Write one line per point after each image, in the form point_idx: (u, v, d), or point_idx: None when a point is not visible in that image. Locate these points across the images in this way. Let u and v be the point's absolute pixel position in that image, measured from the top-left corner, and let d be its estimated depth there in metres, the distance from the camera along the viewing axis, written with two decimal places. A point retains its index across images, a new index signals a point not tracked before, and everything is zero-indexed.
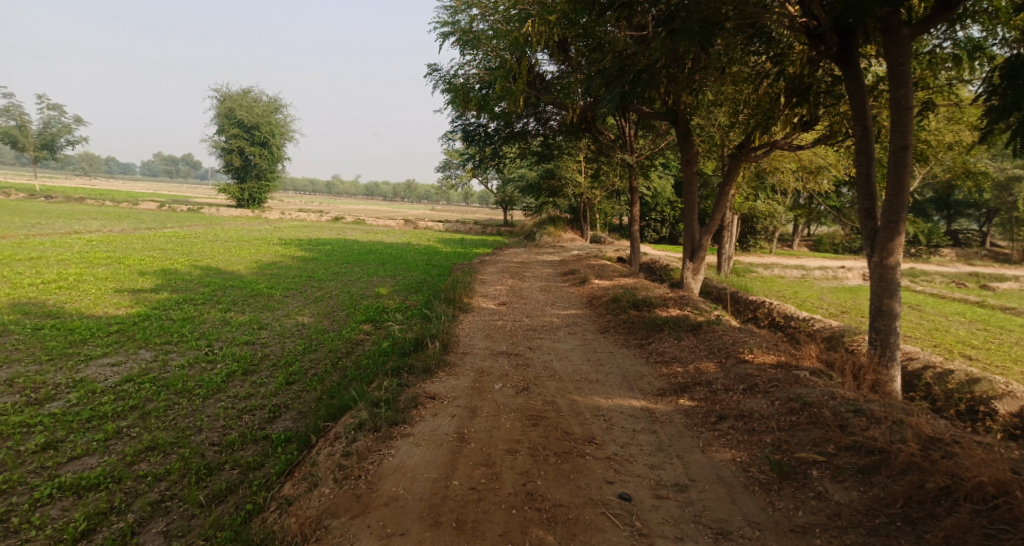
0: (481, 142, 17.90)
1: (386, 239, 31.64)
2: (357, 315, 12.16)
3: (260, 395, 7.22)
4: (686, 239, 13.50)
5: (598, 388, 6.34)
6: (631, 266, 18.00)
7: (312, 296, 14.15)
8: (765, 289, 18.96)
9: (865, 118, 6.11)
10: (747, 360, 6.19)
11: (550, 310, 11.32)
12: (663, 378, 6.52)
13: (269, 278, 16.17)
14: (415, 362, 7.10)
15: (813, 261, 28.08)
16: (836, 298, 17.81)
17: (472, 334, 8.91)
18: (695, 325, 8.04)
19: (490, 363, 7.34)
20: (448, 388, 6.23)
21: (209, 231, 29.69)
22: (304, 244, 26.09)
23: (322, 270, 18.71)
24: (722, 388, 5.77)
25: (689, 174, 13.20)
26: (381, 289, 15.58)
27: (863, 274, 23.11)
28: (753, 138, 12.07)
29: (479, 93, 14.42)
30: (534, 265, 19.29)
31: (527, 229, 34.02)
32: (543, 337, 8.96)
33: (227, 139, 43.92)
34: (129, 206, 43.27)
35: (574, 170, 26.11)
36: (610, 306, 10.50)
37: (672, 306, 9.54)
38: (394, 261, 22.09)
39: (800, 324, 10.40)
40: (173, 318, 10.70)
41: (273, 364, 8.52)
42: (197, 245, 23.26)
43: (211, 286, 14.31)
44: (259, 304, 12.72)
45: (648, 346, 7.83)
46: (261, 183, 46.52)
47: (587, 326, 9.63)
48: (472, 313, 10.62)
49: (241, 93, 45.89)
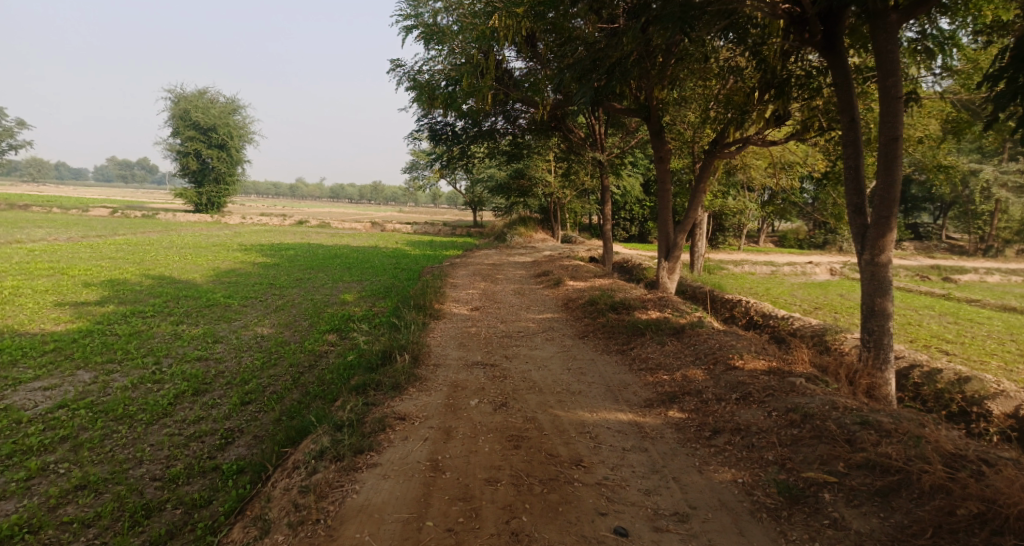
0: (449, 141, 17.33)
1: (352, 243, 30.71)
2: (321, 325, 11.46)
3: (212, 418, 6.47)
4: (660, 238, 13.25)
5: (581, 401, 5.91)
6: (605, 266, 17.72)
7: (273, 305, 13.35)
8: (738, 286, 18.95)
9: (852, 109, 5.91)
10: (736, 365, 5.87)
11: (525, 314, 10.86)
12: (649, 387, 6.14)
13: (227, 287, 15.24)
14: (383, 377, 6.55)
15: (781, 257, 28.41)
16: (808, 293, 17.92)
17: (444, 343, 8.38)
18: (677, 328, 7.70)
19: (463, 375, 6.84)
20: (419, 406, 5.71)
21: (165, 238, 28.25)
22: (266, 250, 25.01)
23: (284, 277, 17.84)
24: (712, 398, 5.43)
25: (663, 172, 12.94)
26: (347, 296, 14.87)
27: (831, 269, 23.46)
28: (727, 133, 11.86)
29: (446, 90, 13.84)
30: (506, 266, 18.82)
31: (497, 231, 33.53)
32: (520, 344, 8.50)
33: (182, 141, 42.11)
34: (77, 212, 41.03)
35: (544, 169, 25.77)
36: (588, 309, 10.12)
37: (652, 307, 9.20)
38: (361, 266, 21.30)
39: (780, 323, 10.22)
40: (117, 333, 9.83)
41: (227, 381, 7.79)
42: (150, 253, 21.98)
43: (162, 297, 13.37)
44: (214, 315, 11.89)
45: (629, 351, 7.47)
46: (220, 187, 44.80)
47: (564, 331, 9.20)
48: (444, 320, 10.08)
49: (196, 93, 44.08)
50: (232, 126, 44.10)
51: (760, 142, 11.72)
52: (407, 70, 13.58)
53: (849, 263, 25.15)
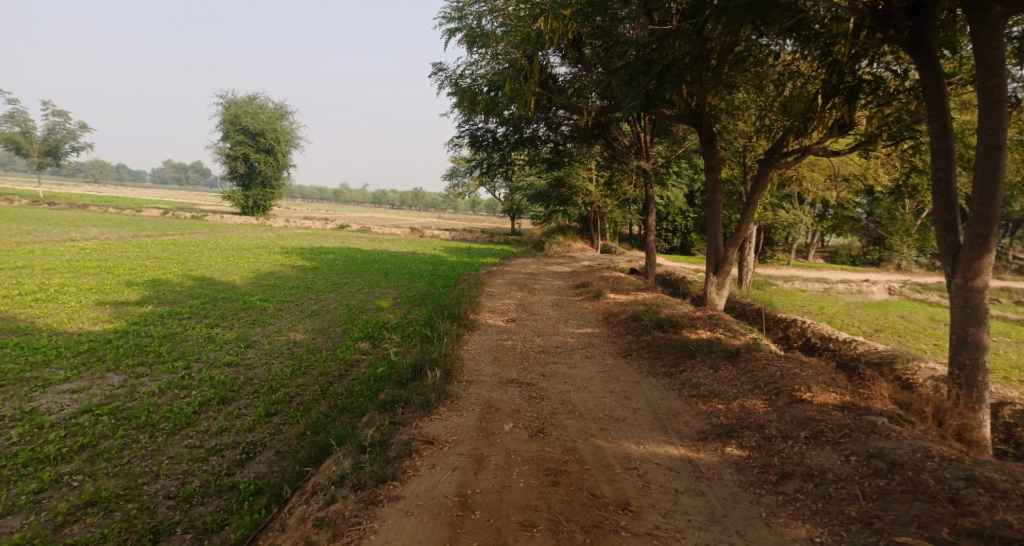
0: (489, 148, 17.06)
1: (390, 248, 30.85)
2: (354, 332, 11.26)
3: (234, 430, 6.28)
4: (709, 251, 12.60)
5: (626, 430, 5.39)
6: (646, 279, 17.06)
7: (308, 309, 13.29)
8: (789, 303, 17.94)
9: (944, 113, 5.17)
10: (804, 399, 5.20)
11: (564, 328, 10.36)
12: (701, 418, 5.56)
13: (265, 290, 15.34)
14: (413, 393, 6.17)
15: (835, 273, 26.92)
16: (866, 314, 16.77)
17: (478, 357, 7.97)
18: (731, 351, 7.04)
19: (498, 394, 6.40)
20: (449, 429, 5.30)
21: (211, 239, 29.01)
22: (306, 253, 25.33)
23: (321, 281, 17.90)
24: (778, 435, 4.80)
25: (713, 181, 12.26)
26: (382, 302, 14.70)
27: (890, 288, 22.03)
28: (785, 141, 11.09)
29: (487, 95, 13.53)
30: (544, 276, 18.39)
31: (535, 239, 33.11)
32: (558, 361, 8.00)
33: (232, 146, 43.44)
34: (132, 213, 42.79)
35: (585, 177, 25.25)
36: (630, 326, 9.56)
37: (702, 326, 8.56)
38: (398, 271, 21.24)
39: (841, 347, 9.45)
40: (152, 335, 9.86)
41: (255, 390, 7.61)
42: (195, 254, 22.48)
43: (201, 298, 13.48)
44: (249, 318, 11.85)
45: (678, 376, 6.86)
46: (265, 190, 45.99)
47: (606, 349, 8.64)
48: (479, 332, 9.69)
49: (246, 99, 45.45)
50: (279, 132, 45.23)
51: (821, 151, 10.90)
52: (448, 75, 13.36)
53: (909, 282, 23.60)
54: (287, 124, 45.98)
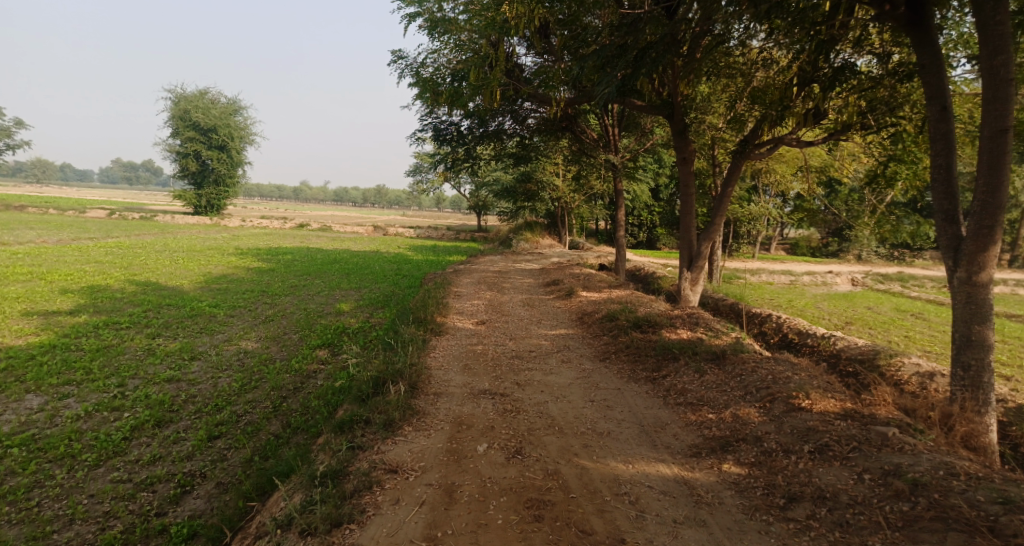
0: (453, 142, 16.38)
1: (353, 248, 29.77)
2: (312, 339, 10.45)
3: (169, 459, 5.48)
4: (682, 246, 12.29)
5: (611, 446, 4.89)
6: (617, 275, 16.73)
7: (262, 315, 12.39)
8: (758, 296, 17.91)
9: (944, 96, 4.91)
10: (801, 407, 4.79)
11: (537, 329, 9.83)
12: (692, 429, 5.11)
13: (216, 295, 14.30)
14: (374, 410, 5.53)
15: (798, 265, 27.25)
16: (833, 306, 16.84)
17: (446, 366, 7.36)
18: (716, 353, 6.64)
19: (469, 407, 5.83)
20: (416, 454, 4.69)
21: (160, 240, 27.37)
22: (262, 254, 24.11)
23: (278, 283, 16.90)
24: (778, 449, 4.38)
25: (686, 174, 11.94)
26: (343, 305, 13.87)
27: (852, 280, 22.34)
28: (759, 132, 10.82)
29: (450, 85, 12.87)
30: (513, 274, 17.86)
31: (502, 236, 32.56)
32: (532, 367, 7.47)
33: (182, 142, 41.34)
34: (74, 213, 40.29)
35: (552, 172, 24.81)
36: (606, 326, 9.13)
37: (682, 326, 8.16)
38: (360, 271, 20.36)
39: (820, 343, 9.23)
40: (82, 348, 8.86)
41: (196, 409, 6.76)
42: (140, 256, 21.02)
43: (143, 305, 12.40)
44: (196, 327, 10.89)
45: (662, 381, 6.41)
46: (219, 189, 43.94)
47: (582, 352, 8.15)
48: (447, 337, 9.06)
49: (197, 94, 43.36)
50: (232, 127, 43.33)
51: (794, 143, 10.68)
52: (409, 64, 12.62)
53: (870, 273, 24.02)
54: (241, 119, 44.11)
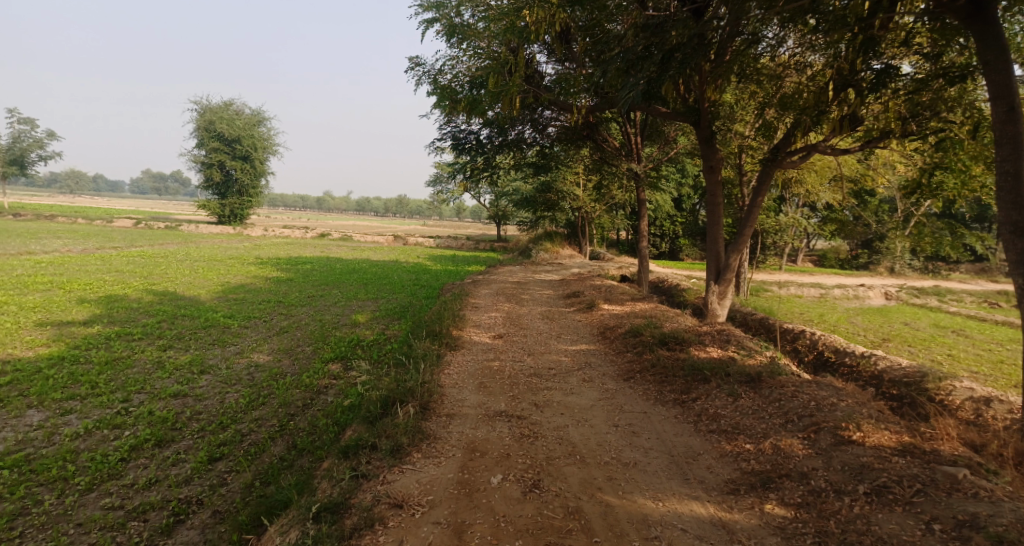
0: (472, 151, 16.15)
1: (372, 257, 29.73)
2: (325, 352, 10.19)
3: (165, 484, 5.23)
4: (709, 258, 11.79)
5: (638, 479, 4.45)
6: (639, 287, 16.23)
7: (276, 326, 12.20)
8: (787, 310, 17.24)
9: (1011, 95, 4.55)
10: (853, 440, 4.28)
11: (557, 344, 9.40)
12: (727, 461, 4.63)
13: (232, 305, 14.19)
14: (382, 433, 5.18)
15: (828, 277, 26.29)
16: (868, 321, 16.06)
17: (460, 384, 6.98)
18: (751, 374, 6.14)
19: (483, 431, 5.44)
20: (424, 486, 4.32)
21: (182, 250, 27.65)
22: (282, 264, 24.14)
23: (295, 293, 16.78)
24: (828, 489, 3.88)
25: (713, 182, 11.47)
26: (358, 316, 13.63)
27: (886, 293, 21.41)
28: (791, 138, 10.31)
29: (469, 93, 12.66)
30: (532, 285, 17.50)
31: (521, 246, 32.21)
32: (551, 386, 7.04)
33: (207, 153, 42.04)
34: (102, 223, 41.16)
35: (572, 182, 24.44)
36: (629, 342, 8.70)
37: (711, 343, 7.68)
38: (378, 282, 20.19)
39: (859, 362, 8.64)
40: (91, 361, 8.71)
41: (199, 428, 6.51)
42: (161, 265, 21.18)
43: (158, 315, 12.32)
44: (209, 338, 10.72)
45: (692, 405, 5.93)
46: (242, 198, 44.49)
47: (604, 370, 7.70)
48: (462, 352, 8.70)
49: (222, 106, 44.15)
50: (256, 138, 43.95)
51: (828, 150, 10.14)
52: (426, 72, 12.43)
53: (905, 286, 23.02)
54: (265, 130, 44.74)
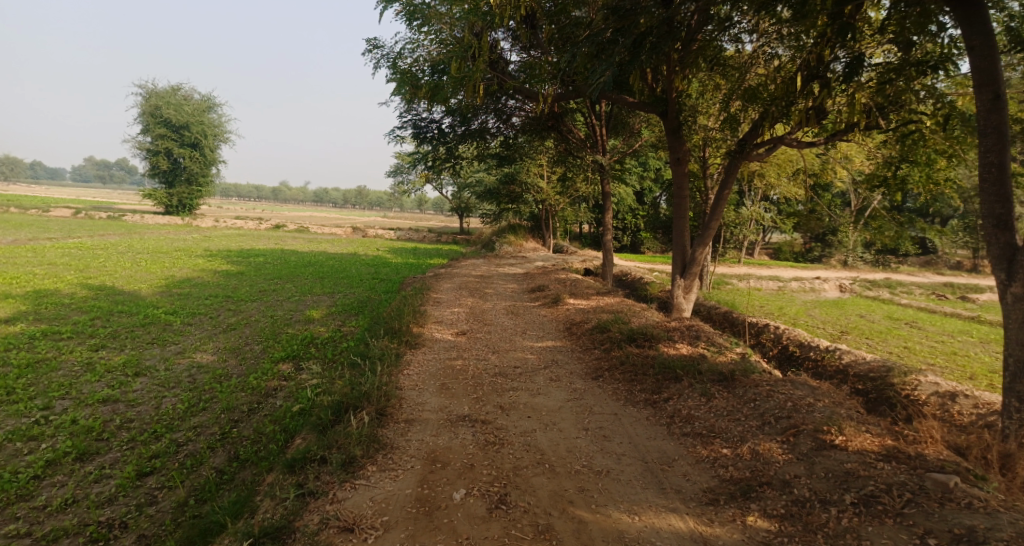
0: (434, 140, 15.60)
1: (330, 249, 28.70)
2: (276, 351, 9.54)
3: (83, 504, 4.61)
4: (675, 252, 11.67)
5: (611, 490, 4.15)
6: (604, 281, 16.07)
7: (224, 323, 11.43)
8: (749, 303, 17.44)
9: (996, 83, 4.52)
10: (835, 445, 4.10)
11: (523, 341, 9.05)
12: (704, 468, 4.39)
13: (175, 300, 13.26)
14: (332, 444, 4.71)
15: (785, 271, 26.88)
16: (825, 314, 16.38)
17: (420, 386, 6.56)
18: (723, 373, 5.94)
19: (444, 439, 5.04)
20: (379, 505, 3.89)
21: (124, 241, 25.99)
22: (233, 256, 22.95)
23: (246, 288, 15.87)
24: (813, 498, 3.67)
25: (679, 174, 11.32)
26: (314, 312, 12.94)
27: (840, 286, 22.00)
28: (757, 131, 10.23)
29: (430, 79, 12.14)
30: (496, 279, 17.11)
31: (485, 239, 31.74)
32: (517, 386, 6.69)
33: (152, 139, 39.80)
34: (36, 212, 38.45)
35: (536, 174, 24.12)
36: (597, 338, 8.44)
37: (681, 339, 7.49)
38: (335, 275, 19.40)
39: (823, 357, 8.64)
40: (8, 363, 7.83)
41: (129, 438, 5.83)
42: (99, 257, 19.78)
43: (91, 312, 11.33)
44: (147, 337, 9.89)
45: (664, 406, 5.68)
46: (192, 187, 42.34)
47: (572, 369, 7.39)
48: (423, 351, 8.24)
49: (169, 90, 41.86)
50: (206, 125, 41.90)
51: (793, 143, 10.12)
52: (386, 54, 11.82)
53: (858, 279, 23.73)
54: (216, 116, 42.73)
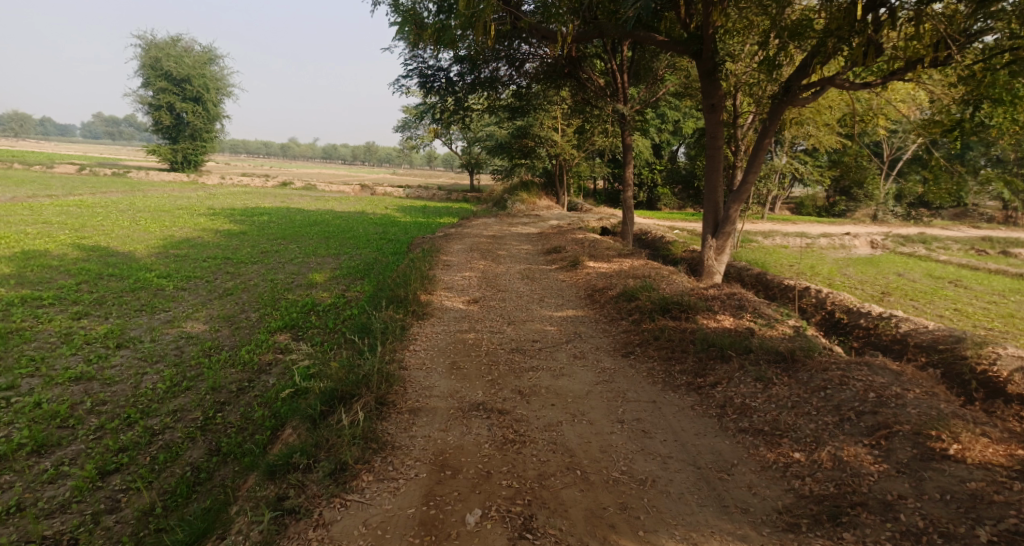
0: (442, 90, 14.43)
1: (337, 208, 27.79)
2: (273, 319, 8.80)
3: (27, 515, 4.00)
4: (706, 210, 10.63)
5: (660, 510, 3.38)
6: (624, 241, 15.06)
7: (220, 288, 10.70)
8: (778, 262, 16.44)
9: None
10: (949, 456, 3.26)
11: (540, 311, 8.20)
12: (772, 478, 3.57)
13: (171, 263, 12.53)
14: (322, 444, 3.97)
15: (812, 227, 25.56)
16: (861, 273, 15.30)
17: (428, 366, 5.81)
18: (779, 352, 5.05)
19: (455, 435, 4.29)
20: (373, 534, 3.22)
21: (126, 199, 25.25)
22: (237, 215, 22.15)
23: (247, 249, 15.10)
24: (930, 530, 2.87)
25: (714, 123, 10.16)
26: (316, 275, 12.17)
27: (872, 242, 20.78)
28: (806, 70, 9.00)
29: (435, 18, 10.94)
30: (509, 239, 16.21)
31: (496, 197, 30.59)
32: (537, 365, 5.89)
33: (153, 93, 38.49)
34: (41, 169, 37.78)
35: (550, 126, 22.76)
36: (624, 308, 7.58)
37: (722, 310, 6.59)
38: (342, 235, 18.58)
39: (876, 325, 7.73)
40: None
41: (97, 426, 5.13)
42: (99, 216, 19.04)
43: (80, 276, 10.61)
44: (136, 304, 9.15)
45: (712, 392, 4.84)
46: (196, 143, 41.17)
47: (598, 343, 6.55)
48: (431, 322, 7.45)
49: (167, 41, 40.18)
50: (207, 78, 40.44)
51: (848, 84, 8.90)
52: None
53: (890, 235, 22.38)
54: (217, 69, 41.21)
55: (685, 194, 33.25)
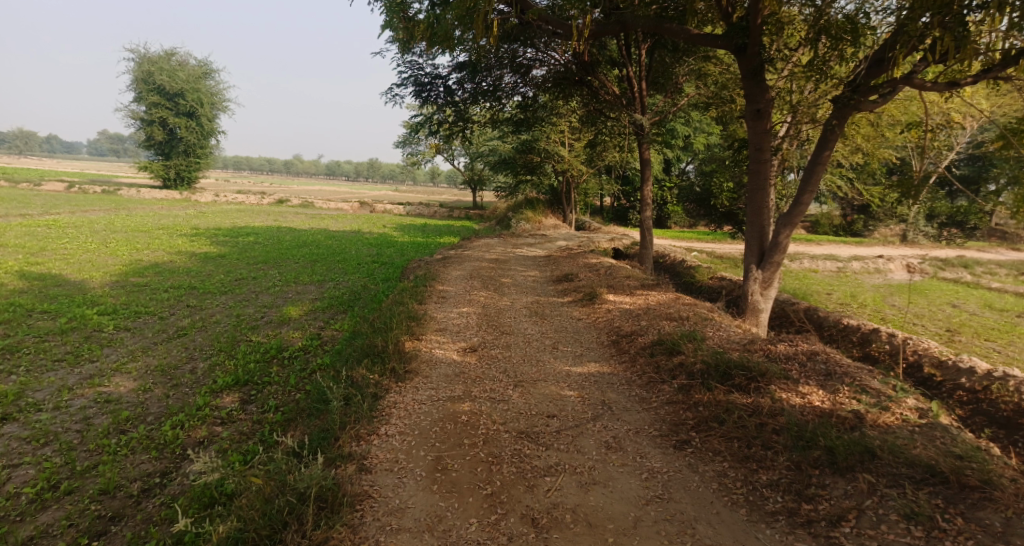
0: (440, 99, 12.86)
1: (331, 227, 26.16)
2: (222, 373, 7.07)
3: None
4: (749, 234, 8.94)
5: None
6: (643, 267, 13.34)
7: (171, 327, 8.97)
8: (815, 290, 14.71)
9: None
10: None
11: (555, 365, 6.42)
12: None
13: (125, 294, 10.84)
14: None
15: (838, 248, 23.86)
16: (910, 303, 13.55)
17: (401, 466, 4.09)
18: (932, 466, 3.41)
19: None
20: None
21: (105, 218, 23.68)
22: (221, 236, 20.53)
23: (221, 276, 13.42)
24: None
25: (759, 130, 8.47)
26: (290, 309, 10.44)
27: (908, 266, 19.03)
28: (883, 66, 7.39)
29: (429, 12, 9.37)
30: (514, 264, 14.54)
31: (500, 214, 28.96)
32: (556, 463, 4.17)
33: (145, 108, 37.34)
34: (28, 186, 36.41)
35: (557, 140, 21.21)
36: (665, 365, 5.81)
37: (804, 377, 4.87)
38: (330, 258, 16.90)
39: (987, 388, 5.97)
40: None
41: None
42: (67, 237, 17.45)
43: (4, 313, 8.90)
44: (57, 352, 7.42)
45: (836, 536, 3.20)
46: (189, 159, 39.83)
47: (636, 424, 4.80)
48: (415, 384, 5.72)
49: (162, 55, 39.11)
50: (202, 93, 39.30)
51: (929, 85, 7.24)
52: None
53: (927, 257, 20.57)
54: (212, 84, 40.14)
55: (698, 212, 31.58)
